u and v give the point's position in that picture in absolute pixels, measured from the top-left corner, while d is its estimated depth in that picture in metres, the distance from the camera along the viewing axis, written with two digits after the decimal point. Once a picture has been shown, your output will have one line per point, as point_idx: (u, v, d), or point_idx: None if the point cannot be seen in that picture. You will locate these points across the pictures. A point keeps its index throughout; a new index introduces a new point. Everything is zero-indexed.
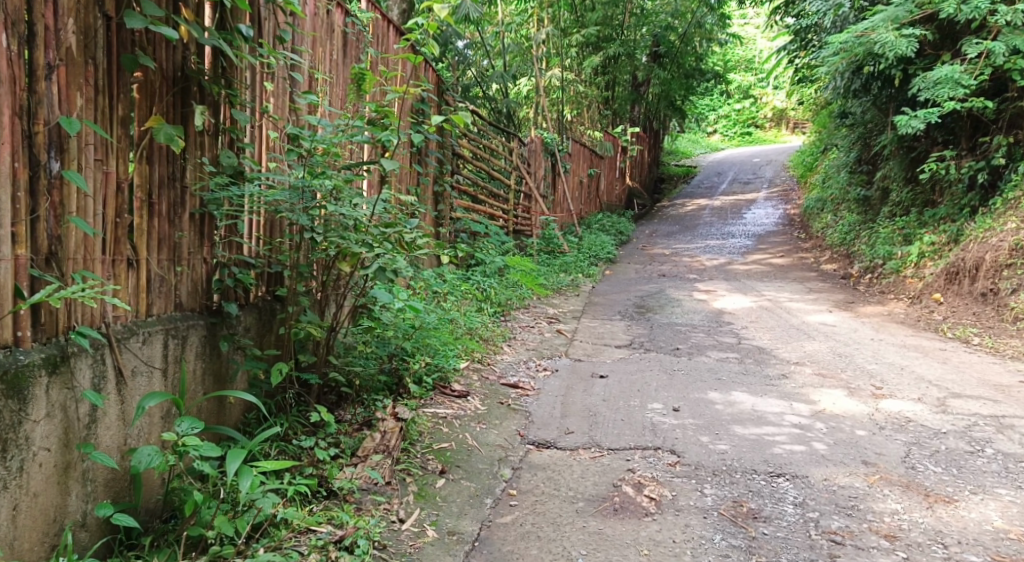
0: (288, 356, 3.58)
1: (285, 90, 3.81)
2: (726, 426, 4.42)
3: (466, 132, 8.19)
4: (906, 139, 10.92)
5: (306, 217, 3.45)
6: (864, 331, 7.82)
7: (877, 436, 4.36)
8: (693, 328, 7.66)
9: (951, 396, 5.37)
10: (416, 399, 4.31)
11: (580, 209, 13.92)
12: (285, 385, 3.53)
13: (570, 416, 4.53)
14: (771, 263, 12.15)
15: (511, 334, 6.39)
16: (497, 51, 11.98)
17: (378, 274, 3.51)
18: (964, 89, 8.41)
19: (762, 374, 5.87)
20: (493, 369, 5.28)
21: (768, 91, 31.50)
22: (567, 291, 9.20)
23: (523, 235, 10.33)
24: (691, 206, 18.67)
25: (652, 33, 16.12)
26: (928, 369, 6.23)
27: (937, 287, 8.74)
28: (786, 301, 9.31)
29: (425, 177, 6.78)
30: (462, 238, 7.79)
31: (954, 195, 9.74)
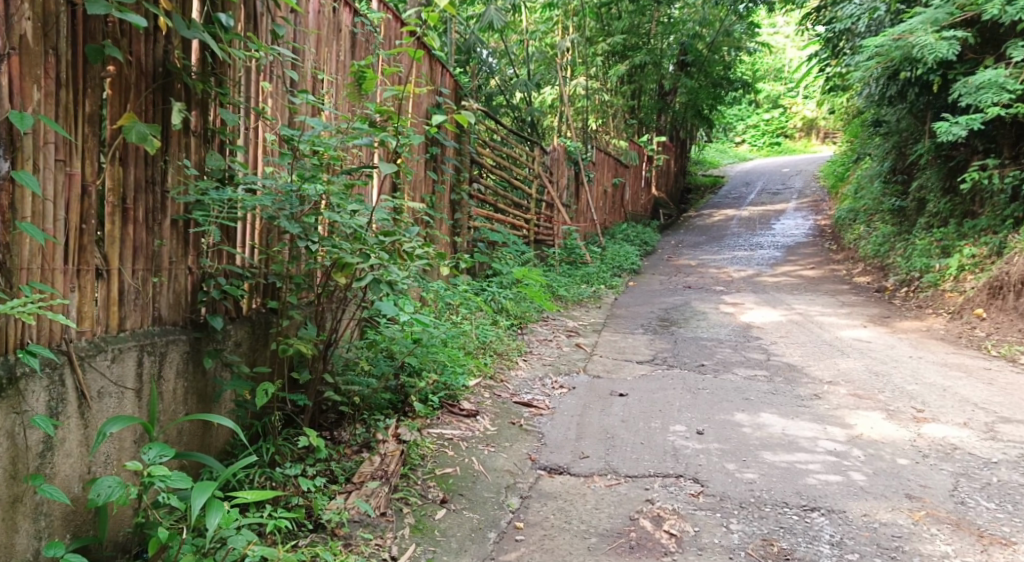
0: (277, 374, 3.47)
1: (284, 89, 3.55)
2: (754, 452, 4.12)
3: (485, 139, 7.96)
4: (944, 147, 10.55)
5: (298, 226, 3.15)
6: (902, 347, 7.48)
7: (920, 467, 4.07)
8: (719, 343, 7.35)
9: (999, 422, 5.05)
10: (422, 419, 4.04)
11: (604, 219, 13.61)
12: (275, 406, 3.28)
13: (585, 438, 4.25)
14: (803, 275, 11.79)
15: (527, 348, 6.12)
16: (521, 57, 11.77)
17: (374, 288, 3.25)
18: (1009, 94, 8.07)
19: (793, 394, 5.55)
20: (506, 386, 5.00)
21: (799, 100, 31.11)
22: (588, 303, 8.91)
23: (545, 244, 10.06)
24: (718, 216, 18.30)
25: (680, 42, 15.74)
26: (973, 391, 5.90)
27: (978, 302, 8.36)
28: (818, 315, 8.96)
29: (442, 185, 6.53)
30: (480, 248, 7.53)
31: (995, 206, 9.35)
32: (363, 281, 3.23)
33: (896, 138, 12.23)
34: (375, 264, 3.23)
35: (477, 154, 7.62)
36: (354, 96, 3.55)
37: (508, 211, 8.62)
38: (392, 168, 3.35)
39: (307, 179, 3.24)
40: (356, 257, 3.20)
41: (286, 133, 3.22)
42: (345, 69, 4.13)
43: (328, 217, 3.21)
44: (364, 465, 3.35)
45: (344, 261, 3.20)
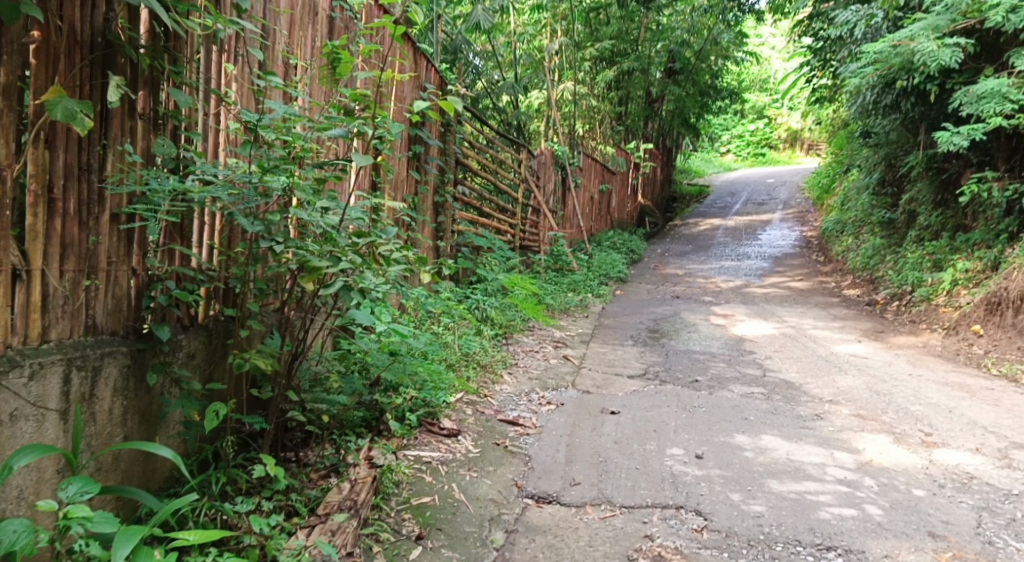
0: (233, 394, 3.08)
1: (248, 74, 3.13)
2: (759, 480, 3.80)
3: (471, 140, 7.60)
4: (937, 159, 10.33)
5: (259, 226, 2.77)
6: (899, 364, 7.19)
7: (937, 498, 3.77)
8: (712, 357, 7.03)
9: (1012, 448, 4.75)
10: (398, 439, 3.68)
11: (590, 225, 13.30)
12: (229, 429, 2.91)
13: (576, 462, 3.91)
14: (792, 286, 11.52)
15: (513, 360, 5.76)
16: (508, 59, 11.42)
17: (343, 295, 2.88)
18: (1012, 104, 7.80)
19: (793, 414, 5.22)
20: (490, 403, 4.66)
21: (783, 112, 31.02)
22: (575, 313, 8.56)
23: (530, 250, 9.67)
24: (704, 225, 18.04)
25: (668, 49, 15.54)
26: (980, 413, 5.60)
27: (975, 318, 8.09)
28: (811, 329, 8.66)
29: (425, 186, 6.15)
30: (463, 253, 7.16)
31: (989, 220, 9.11)
32: (332, 287, 2.86)
33: (885, 150, 11.98)
34: (347, 268, 2.85)
35: (462, 155, 7.26)
36: (325, 79, 3.13)
37: (493, 215, 8.26)
38: (366, 160, 2.95)
39: (267, 170, 2.81)
40: (324, 260, 2.82)
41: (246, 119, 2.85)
42: (320, 53, 3.72)
43: (295, 214, 2.83)
44: (329, 494, 2.99)
45: (309, 264, 2.80)
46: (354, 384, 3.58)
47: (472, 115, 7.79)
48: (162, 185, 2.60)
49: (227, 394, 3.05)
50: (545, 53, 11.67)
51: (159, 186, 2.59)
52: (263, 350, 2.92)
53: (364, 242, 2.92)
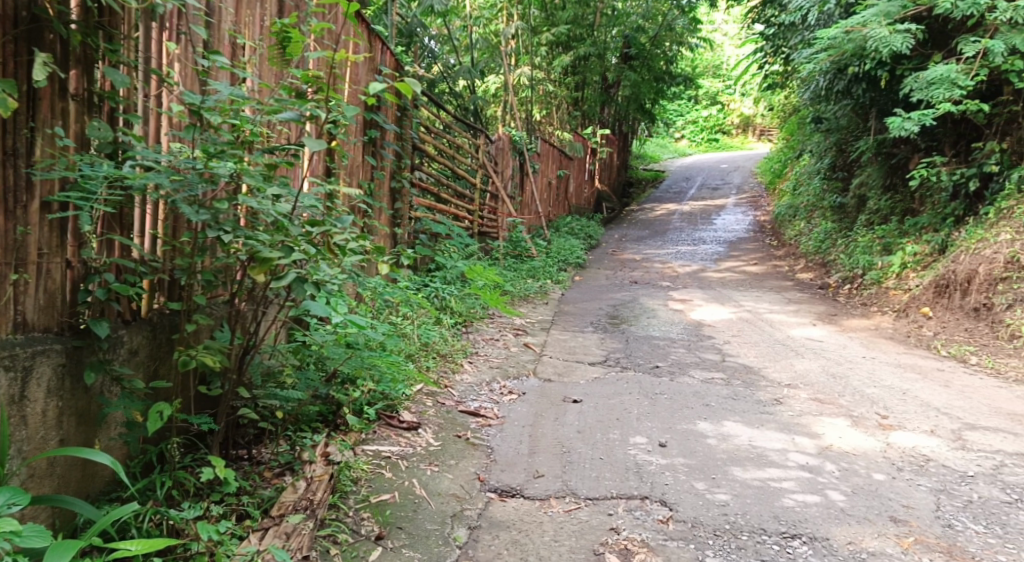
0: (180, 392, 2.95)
1: (191, 54, 2.98)
2: (723, 468, 3.77)
3: (427, 124, 7.46)
4: (886, 144, 10.41)
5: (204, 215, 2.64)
6: (854, 347, 7.26)
7: (897, 482, 3.77)
8: (672, 342, 7.02)
9: (966, 429, 4.80)
10: (355, 434, 3.57)
11: (548, 211, 13.23)
12: (173, 430, 2.79)
13: (539, 453, 3.85)
14: (747, 271, 11.60)
15: (473, 349, 5.68)
16: (464, 44, 11.27)
17: (296, 287, 2.75)
18: (960, 90, 7.90)
19: (753, 399, 5.22)
20: (450, 394, 4.58)
21: (736, 98, 31.29)
22: (535, 299, 8.50)
23: (489, 237, 9.57)
24: (660, 210, 18.12)
25: (623, 35, 15.52)
26: (933, 395, 5.66)
27: (924, 300, 8.21)
28: (767, 313, 8.72)
29: (380, 172, 6.01)
30: (422, 240, 7.03)
31: (936, 204, 9.25)
32: (284, 279, 2.73)
33: (835, 136, 12.11)
34: (300, 259, 2.73)
35: (419, 140, 7.12)
36: (274, 58, 2.99)
37: (451, 201, 8.14)
38: (319, 145, 2.84)
39: (212, 155, 2.68)
40: (276, 251, 2.70)
41: (188, 101, 2.71)
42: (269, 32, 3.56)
43: (243, 202, 2.71)
44: (284, 494, 2.88)
45: (260, 254, 2.68)
46: (310, 377, 3.47)
47: (429, 100, 7.65)
48: (95, 170, 2.48)
49: (173, 392, 2.92)
50: (502, 37, 11.54)
51: (91, 172, 2.47)
52: (210, 346, 2.81)
53: (317, 232, 2.80)
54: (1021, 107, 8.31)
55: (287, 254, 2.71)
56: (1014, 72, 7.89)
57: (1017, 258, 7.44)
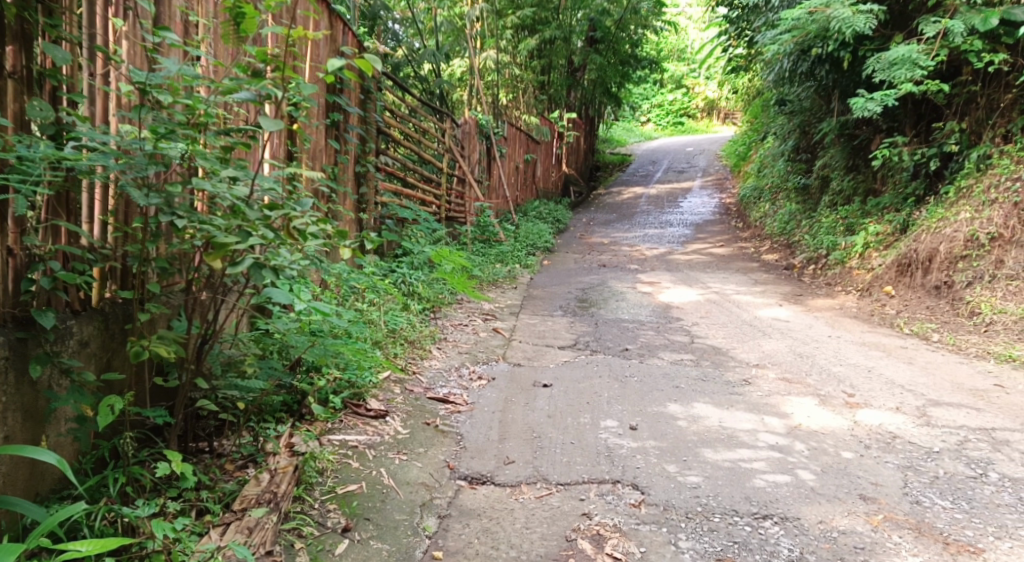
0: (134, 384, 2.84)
1: (138, 32, 2.86)
2: (694, 450, 3.75)
3: (393, 108, 7.35)
4: (848, 126, 10.47)
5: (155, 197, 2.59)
6: (819, 327, 7.30)
7: (865, 460, 3.77)
8: (641, 325, 7.01)
9: (930, 405, 4.83)
10: (321, 424, 3.51)
11: (516, 195, 13.18)
12: (127, 424, 2.67)
13: (509, 439, 3.81)
14: (713, 252, 11.64)
15: (442, 335, 5.61)
16: (428, 26, 11.12)
17: (254, 273, 2.63)
18: (922, 70, 7.94)
19: (722, 380, 5.22)
20: (419, 381, 4.51)
21: (700, 81, 31.40)
22: (503, 284, 8.44)
23: (456, 221, 9.49)
24: (627, 194, 18.13)
25: (588, 18, 15.43)
26: (897, 372, 5.70)
27: (887, 279, 8.29)
28: (734, 294, 8.75)
29: (345, 157, 5.88)
30: (388, 225, 6.92)
31: (898, 184, 9.33)
32: (242, 264, 2.61)
33: (799, 118, 12.17)
34: (257, 244, 2.62)
35: (384, 123, 7.02)
36: (226, 33, 2.88)
37: (417, 186, 8.04)
38: (276, 125, 2.74)
39: (161, 135, 2.60)
40: (233, 236, 2.60)
41: (135, 77, 2.63)
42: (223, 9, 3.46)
43: (197, 185, 2.65)
44: (247, 487, 2.81)
45: (215, 240, 2.57)
46: (273, 366, 3.37)
47: (393, 83, 7.53)
48: (33, 151, 2.39)
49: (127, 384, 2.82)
50: (466, 19, 11.40)
51: (28, 153, 2.38)
52: (163, 335, 2.69)
53: (274, 214, 2.70)
54: (980, 87, 8.39)
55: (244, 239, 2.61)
56: (973, 52, 7.96)
57: (977, 236, 7.52)
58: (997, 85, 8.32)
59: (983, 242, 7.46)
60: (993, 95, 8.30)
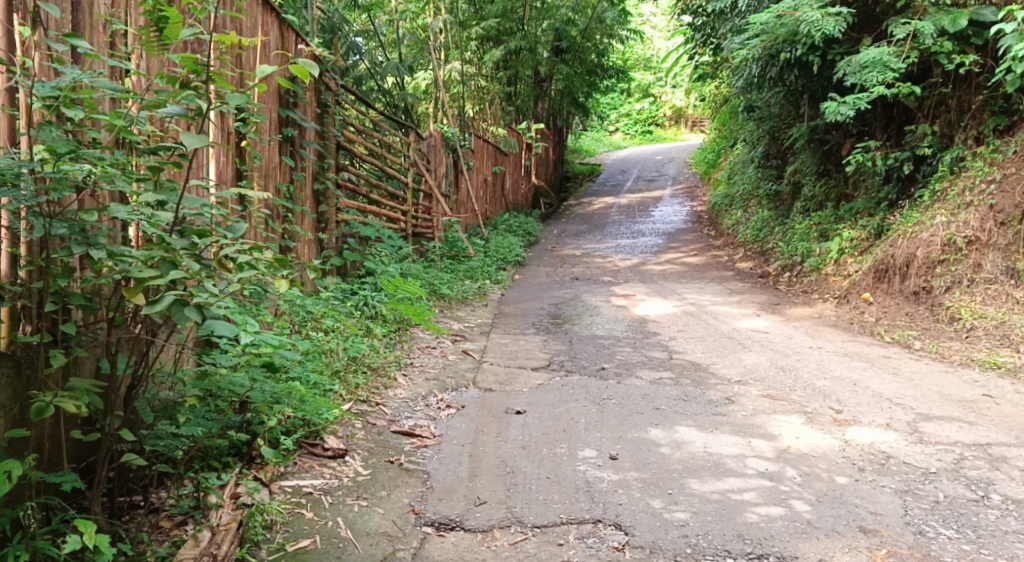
0: (43, 438, 2.53)
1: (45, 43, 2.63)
2: (679, 481, 3.50)
3: (354, 122, 7.07)
4: (818, 131, 10.33)
5: (61, 226, 2.37)
6: (799, 337, 7.09)
7: (860, 485, 3.51)
8: (617, 341, 6.76)
9: (920, 420, 4.59)
10: (273, 468, 3.29)
11: (485, 209, 12.91)
12: (31, 488, 2.39)
13: (481, 476, 3.58)
14: (687, 262, 11.44)
15: (408, 360, 5.32)
16: (390, 39, 10.82)
17: (174, 311, 2.38)
18: (894, 73, 7.79)
19: (704, 399, 4.97)
20: (382, 413, 4.23)
21: (667, 90, 31.37)
22: (474, 302, 8.15)
23: (425, 237, 9.17)
24: (598, 204, 17.93)
25: (554, 28, 15.23)
26: (883, 384, 5.47)
27: (865, 286, 8.11)
28: (710, 305, 8.53)
29: (301, 174, 5.57)
30: (350, 244, 6.60)
31: (870, 189, 9.19)
32: (161, 301, 2.36)
33: (768, 124, 12.02)
34: (180, 278, 2.41)
35: (344, 138, 6.70)
36: (147, 39, 2.71)
37: (382, 202, 7.75)
38: (197, 141, 2.51)
39: (61, 156, 2.35)
40: (151, 270, 2.40)
41: (35, 92, 2.42)
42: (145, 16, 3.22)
43: (110, 213, 2.41)
44: (184, 552, 2.61)
45: (133, 273, 2.37)
46: (207, 413, 3.10)
47: (353, 97, 7.25)
48: None
49: (36, 437, 2.50)
50: (429, 31, 11.11)
51: None
52: (73, 386, 2.38)
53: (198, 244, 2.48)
54: (950, 89, 8.26)
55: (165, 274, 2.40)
56: (944, 54, 7.83)
57: (955, 240, 7.36)
58: (967, 86, 8.18)
59: (960, 246, 7.30)
60: (964, 97, 8.17)
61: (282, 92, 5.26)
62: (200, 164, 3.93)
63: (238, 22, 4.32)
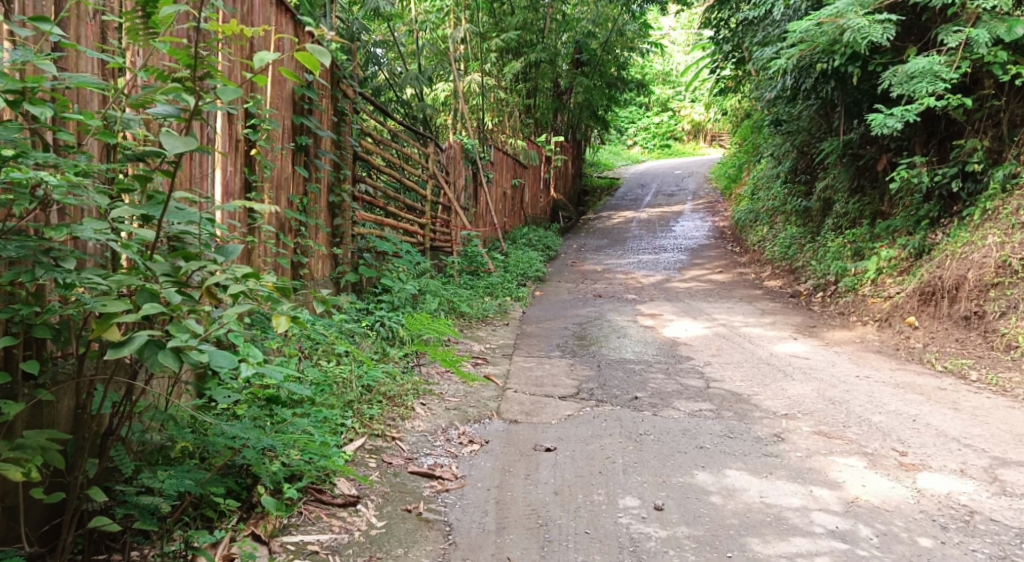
0: None
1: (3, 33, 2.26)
2: (737, 541, 3.11)
3: (371, 132, 6.66)
4: (853, 145, 9.84)
5: (16, 247, 2.04)
6: (843, 364, 6.61)
7: (949, 549, 3.14)
8: (648, 366, 6.31)
9: (997, 466, 4.13)
10: (274, 520, 2.86)
11: (504, 222, 12.48)
12: None
13: (510, 530, 3.16)
14: (713, 279, 10.97)
15: (427, 387, 4.89)
16: (409, 47, 10.40)
17: (148, 354, 2.05)
18: (945, 83, 7.32)
19: (751, 436, 4.50)
20: (399, 450, 3.81)
21: (686, 104, 30.91)
22: (494, 321, 7.73)
23: (442, 252, 8.76)
24: (617, 218, 17.49)
25: (574, 40, 14.90)
26: (945, 421, 4.99)
27: (908, 309, 7.60)
28: (743, 327, 8.05)
29: (316, 186, 5.15)
30: (366, 259, 6.17)
31: (909, 206, 8.70)
32: (131, 343, 2.02)
33: (797, 138, 11.53)
34: (158, 312, 2.09)
35: (361, 148, 6.30)
36: (132, 27, 2.34)
37: (400, 216, 7.35)
38: (179, 145, 2.14)
39: (9, 161, 2.01)
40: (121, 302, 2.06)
41: None
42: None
43: (72, 232, 2.07)
44: None
45: (96, 307, 2.04)
46: (187, 467, 2.64)
47: (372, 106, 6.87)
48: None
49: None
50: (450, 40, 10.72)
51: None
52: (24, 445, 2.06)
53: (180, 269, 2.17)
54: (1004, 102, 7.77)
55: (140, 306, 2.08)
56: (998, 64, 7.36)
57: (1009, 262, 6.86)
58: (1021, 99, 7.71)
59: (1015, 269, 6.78)
60: (1017, 110, 7.69)
61: (296, 98, 4.84)
62: (203, 172, 3.55)
63: (249, 16, 3.94)
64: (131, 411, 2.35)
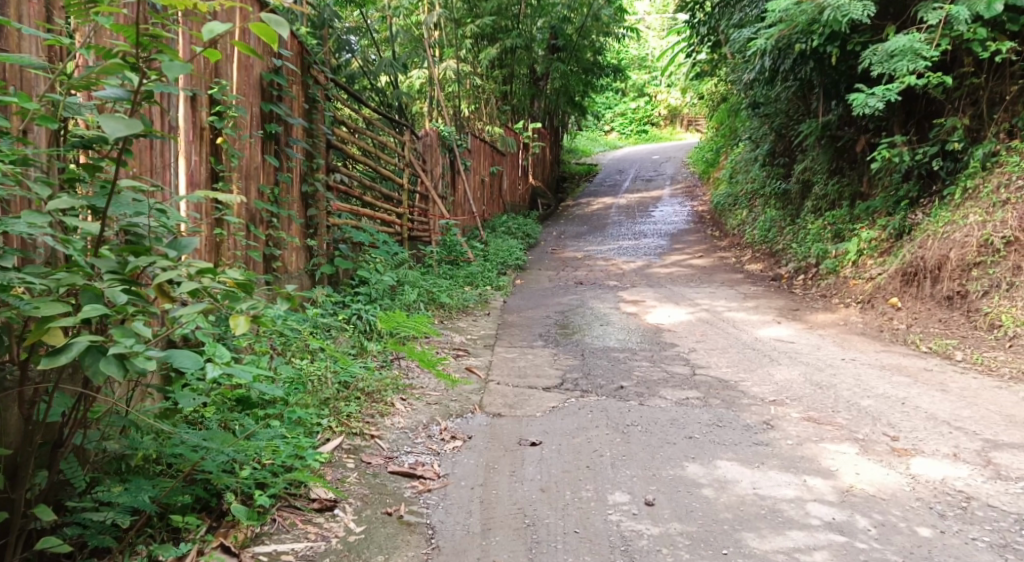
0: None
1: None
2: (732, 536, 3.00)
3: (344, 120, 6.46)
4: (831, 127, 9.75)
5: None
6: (828, 348, 6.52)
7: (948, 539, 3.04)
8: (632, 354, 6.19)
9: (990, 449, 4.04)
10: (245, 529, 2.71)
11: (483, 211, 12.29)
12: None
13: (495, 531, 3.03)
14: (693, 264, 10.87)
15: (407, 380, 4.74)
16: (382, 35, 10.15)
17: (89, 361, 1.91)
18: (925, 61, 7.21)
19: (740, 424, 4.39)
20: (379, 448, 3.66)
21: (662, 89, 30.77)
22: (475, 311, 7.59)
23: (420, 241, 8.58)
24: (596, 204, 17.37)
25: (550, 25, 14.62)
26: (934, 404, 4.91)
27: (891, 290, 7.54)
28: (726, 312, 7.94)
29: (287, 176, 4.96)
30: (341, 251, 5.99)
31: (888, 186, 8.62)
32: (69, 349, 1.88)
33: (775, 121, 11.42)
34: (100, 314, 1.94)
35: (335, 136, 6.10)
36: (74, 1, 2.17)
37: (376, 205, 7.16)
38: (119, 127, 1.96)
39: None
40: (60, 304, 1.93)
41: None
42: None
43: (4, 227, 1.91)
44: None
45: (32, 310, 1.90)
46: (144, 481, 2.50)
47: (345, 94, 6.66)
48: None
49: None
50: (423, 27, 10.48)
51: None
52: None
53: (128, 266, 2.04)
54: (983, 80, 7.67)
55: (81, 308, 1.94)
56: (977, 42, 7.25)
57: (991, 241, 6.78)
58: (1000, 77, 7.63)
59: (997, 247, 6.70)
60: (996, 88, 7.61)
61: (264, 84, 4.64)
62: (165, 162, 3.37)
63: None
64: (83, 418, 2.23)
